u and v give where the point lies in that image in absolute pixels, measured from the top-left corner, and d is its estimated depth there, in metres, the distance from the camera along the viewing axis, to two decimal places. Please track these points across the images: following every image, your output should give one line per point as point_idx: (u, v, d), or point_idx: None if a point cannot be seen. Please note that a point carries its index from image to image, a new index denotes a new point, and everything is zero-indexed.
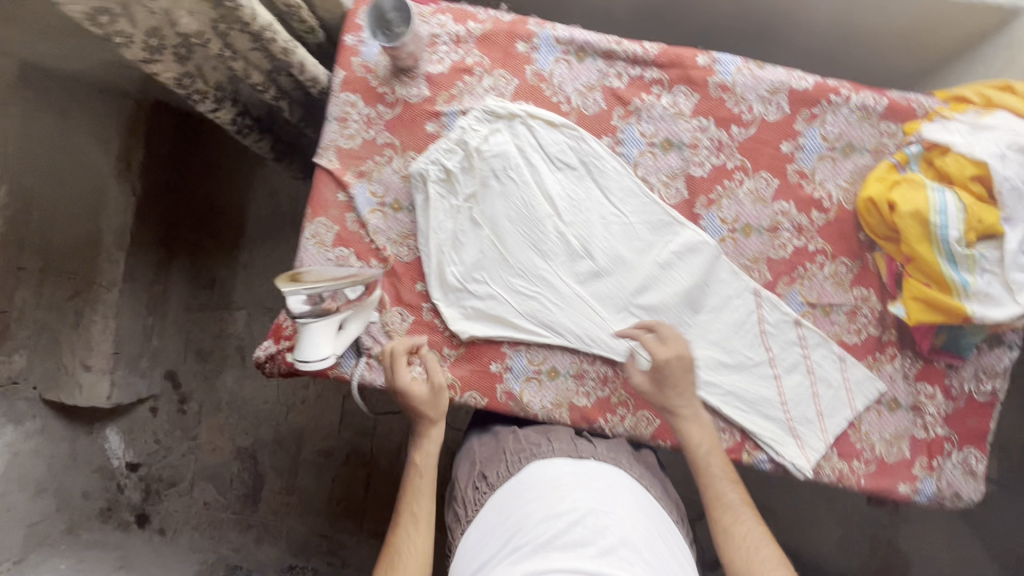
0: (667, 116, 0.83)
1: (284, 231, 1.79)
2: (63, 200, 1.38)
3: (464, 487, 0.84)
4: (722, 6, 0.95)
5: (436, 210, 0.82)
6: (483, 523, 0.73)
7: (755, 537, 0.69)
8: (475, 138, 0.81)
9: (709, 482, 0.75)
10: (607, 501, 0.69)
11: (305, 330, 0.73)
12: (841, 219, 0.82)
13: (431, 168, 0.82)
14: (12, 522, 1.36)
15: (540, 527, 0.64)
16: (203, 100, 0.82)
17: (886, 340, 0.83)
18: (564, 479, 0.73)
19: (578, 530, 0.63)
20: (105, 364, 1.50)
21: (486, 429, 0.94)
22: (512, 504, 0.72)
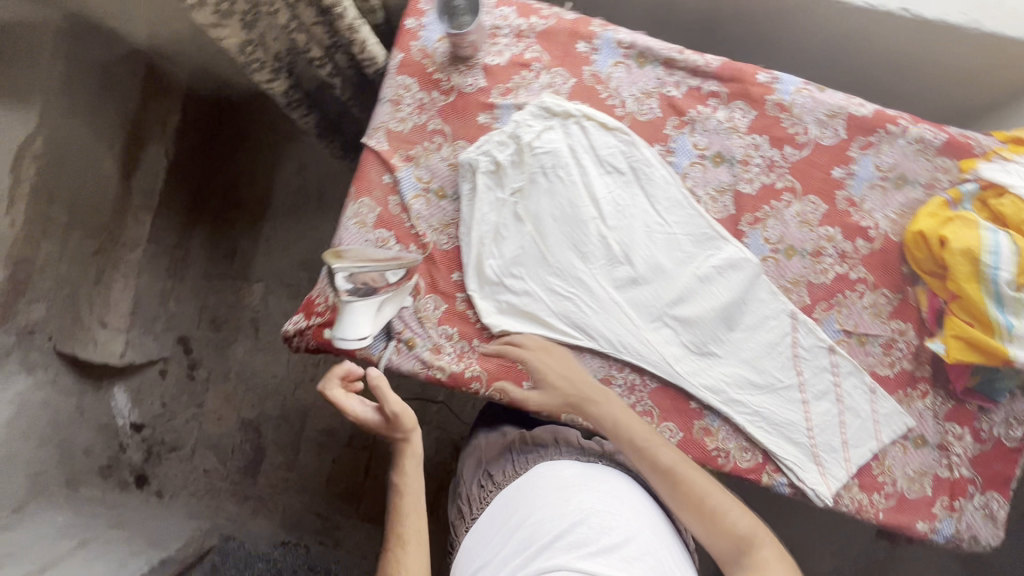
0: (722, 130, 0.82)
1: (310, 208, 1.79)
2: (96, 155, 1.36)
3: (470, 484, 0.93)
4: (785, 23, 0.95)
5: (481, 202, 0.82)
6: (496, 514, 0.82)
7: (710, 489, 0.73)
8: (528, 133, 0.81)
9: (641, 449, 0.77)
10: (611, 501, 0.76)
11: (347, 309, 0.73)
12: (886, 251, 0.81)
13: (482, 158, 0.81)
14: (18, 469, 1.34)
15: (547, 525, 0.73)
16: (261, 70, 0.82)
17: (919, 376, 0.82)
18: (571, 478, 0.81)
19: (581, 531, 0.71)
20: (121, 323, 1.54)
21: (494, 428, 1.02)
22: (521, 499, 0.80)
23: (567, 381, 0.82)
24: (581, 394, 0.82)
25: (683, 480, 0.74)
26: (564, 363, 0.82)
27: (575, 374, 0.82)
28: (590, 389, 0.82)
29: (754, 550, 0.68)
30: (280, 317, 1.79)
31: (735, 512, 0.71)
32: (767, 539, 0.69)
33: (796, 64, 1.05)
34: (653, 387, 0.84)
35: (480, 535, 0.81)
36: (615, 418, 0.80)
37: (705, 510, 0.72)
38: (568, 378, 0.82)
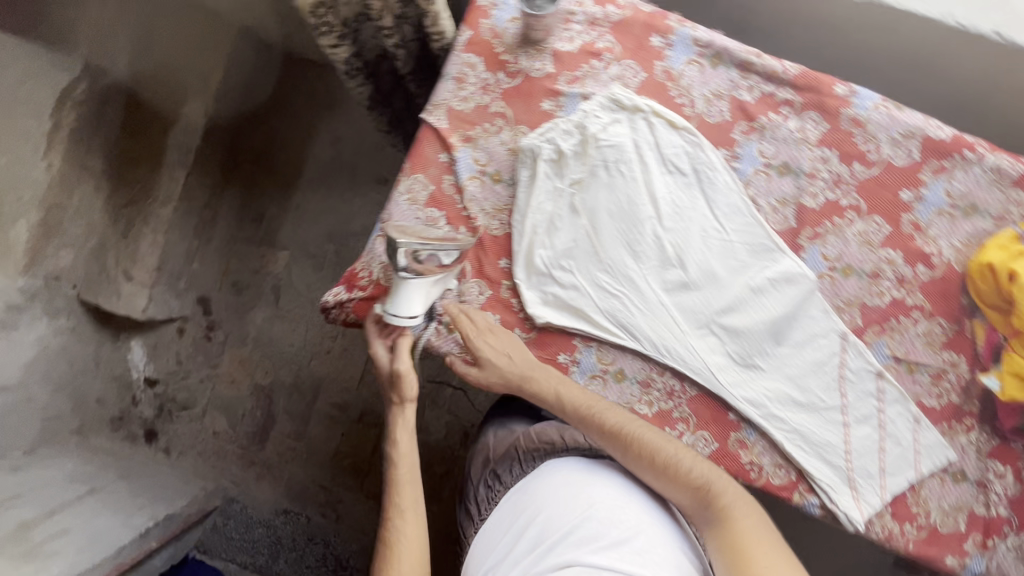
0: (792, 140, 0.80)
1: (342, 181, 1.74)
2: (136, 107, 1.42)
3: (477, 485, 0.97)
4: (872, 29, 0.93)
5: (539, 190, 0.81)
6: (505, 506, 0.85)
7: (667, 446, 0.80)
8: (595, 125, 0.79)
9: (590, 419, 0.80)
10: (615, 493, 0.80)
11: (404, 285, 0.75)
12: (946, 280, 0.80)
13: (545, 146, 0.80)
14: (31, 411, 1.40)
15: (558, 522, 0.77)
16: (328, 34, 0.83)
17: (966, 410, 0.81)
18: (573, 471, 0.83)
19: (590, 527, 0.75)
20: (146, 278, 1.53)
21: (502, 424, 1.03)
22: (528, 493, 0.83)
23: (508, 357, 0.81)
24: (521, 370, 0.82)
25: (639, 444, 0.79)
26: (507, 339, 0.82)
27: (520, 350, 0.82)
28: (529, 363, 0.82)
29: (719, 497, 0.78)
30: (301, 287, 1.75)
31: (692, 462, 0.79)
32: (728, 486, 0.79)
33: (874, 76, 1.02)
34: (691, 394, 0.83)
35: (490, 528, 0.84)
36: (557, 391, 0.81)
37: (664, 467, 0.79)
38: (508, 352, 0.81)
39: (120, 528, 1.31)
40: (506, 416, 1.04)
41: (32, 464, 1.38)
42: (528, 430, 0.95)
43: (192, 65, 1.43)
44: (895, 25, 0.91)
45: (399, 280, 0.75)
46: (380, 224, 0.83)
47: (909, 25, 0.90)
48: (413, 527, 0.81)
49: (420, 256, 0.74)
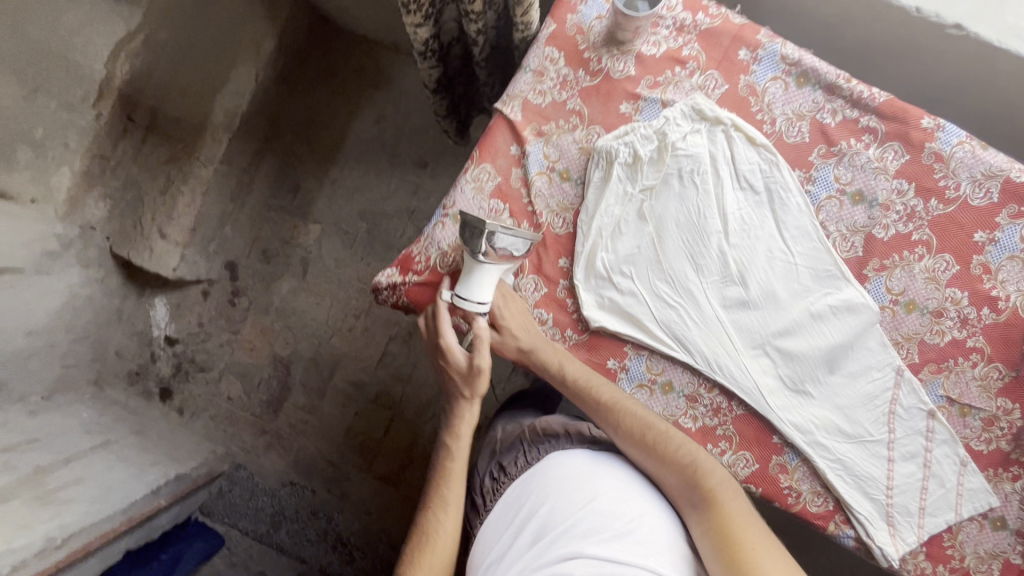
0: (869, 168, 0.79)
1: (381, 160, 1.73)
2: (186, 69, 1.38)
3: (483, 477, 0.91)
4: (956, 58, 0.92)
5: (609, 194, 0.80)
6: (508, 500, 0.80)
7: (657, 423, 0.80)
8: (675, 133, 0.79)
9: (581, 389, 0.81)
10: (620, 488, 0.75)
11: (479, 269, 0.75)
12: (1010, 325, 0.78)
13: (621, 149, 0.79)
14: (52, 358, 1.41)
15: (559, 513, 0.71)
16: (415, 12, 0.80)
17: (1014, 458, 0.80)
18: (575, 462, 0.79)
19: (593, 518, 0.70)
20: (179, 238, 1.53)
21: (512, 419, 1.00)
22: (531, 486, 0.78)
23: (518, 327, 0.82)
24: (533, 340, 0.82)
25: (627, 416, 0.79)
26: (521, 308, 0.82)
27: (528, 321, 0.82)
28: (535, 334, 0.82)
29: (706, 477, 0.76)
30: (330, 262, 1.74)
31: (680, 440, 0.79)
32: (716, 468, 0.77)
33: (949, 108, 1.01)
34: (738, 413, 0.82)
35: (493, 524, 0.79)
36: (561, 363, 0.81)
37: (651, 443, 0.79)
38: (519, 322, 0.82)
39: (133, 485, 1.33)
40: (515, 412, 1.03)
41: (49, 410, 1.40)
42: (534, 421, 0.90)
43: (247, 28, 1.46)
44: (984, 58, 0.90)
45: (474, 263, 0.75)
46: (440, 210, 0.83)
47: (999, 59, 0.89)
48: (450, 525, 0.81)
49: (497, 243, 0.73)
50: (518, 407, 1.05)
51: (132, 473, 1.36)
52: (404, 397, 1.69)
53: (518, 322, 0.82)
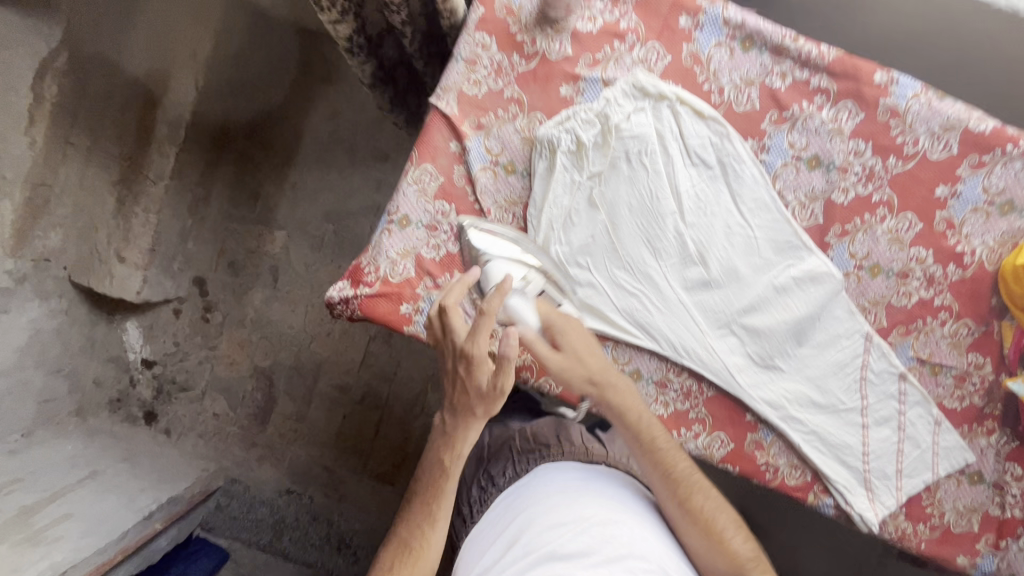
0: (824, 131, 0.77)
1: (340, 158, 1.66)
2: (121, 75, 1.33)
3: (471, 485, 0.88)
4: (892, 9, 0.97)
5: (557, 181, 0.76)
6: (494, 511, 0.79)
7: (719, 514, 0.76)
8: (617, 114, 0.75)
9: (658, 456, 0.76)
10: (607, 506, 0.74)
11: (487, 267, 0.75)
12: (976, 279, 0.77)
13: (563, 136, 0.76)
14: (28, 394, 1.37)
15: (549, 533, 0.69)
16: (330, 9, 0.77)
17: (987, 413, 0.79)
18: (571, 484, 0.77)
19: (585, 542, 0.68)
20: (139, 259, 1.47)
21: (499, 422, 0.97)
22: (521, 504, 0.76)
23: (579, 354, 0.74)
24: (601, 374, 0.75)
25: (697, 498, 0.76)
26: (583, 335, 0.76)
27: (586, 348, 0.75)
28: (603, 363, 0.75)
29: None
30: (300, 267, 1.68)
31: (738, 540, 0.75)
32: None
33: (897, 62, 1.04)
34: (709, 395, 0.80)
35: (477, 540, 0.77)
36: (624, 406, 0.75)
37: (709, 533, 0.74)
38: (578, 348, 0.75)
39: (124, 513, 1.28)
40: (503, 413, 0.99)
41: (32, 446, 1.36)
42: (523, 429, 0.90)
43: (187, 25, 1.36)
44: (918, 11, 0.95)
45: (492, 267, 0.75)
46: (386, 216, 0.80)
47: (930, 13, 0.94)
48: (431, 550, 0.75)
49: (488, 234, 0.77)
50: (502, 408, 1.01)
51: (122, 501, 1.31)
52: (392, 395, 1.68)
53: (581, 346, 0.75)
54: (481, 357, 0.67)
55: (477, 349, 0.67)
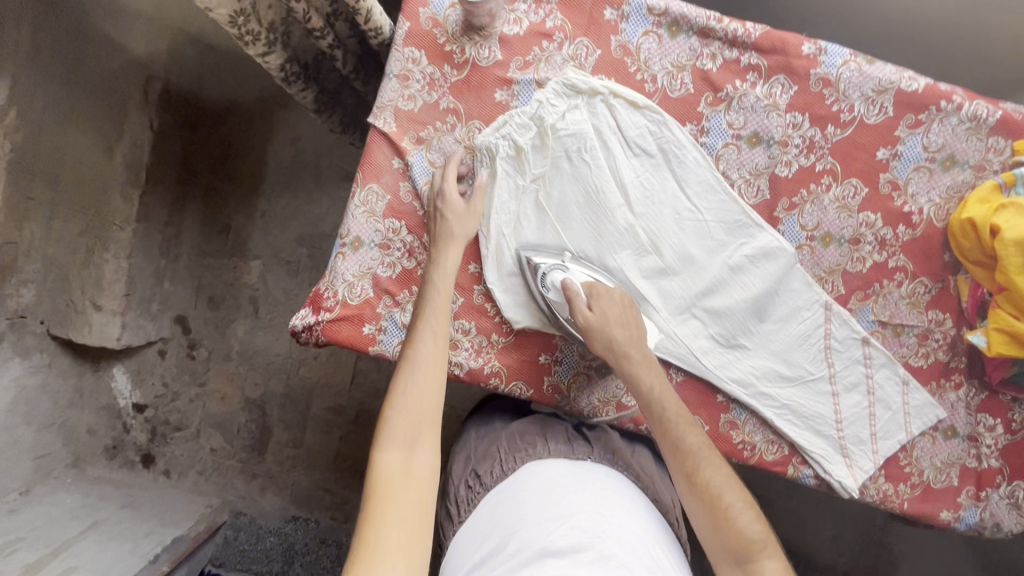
0: (760, 108, 0.77)
1: (307, 181, 1.61)
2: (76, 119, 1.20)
3: (457, 485, 0.82)
4: None
5: (500, 183, 0.77)
6: (481, 516, 0.73)
7: (726, 483, 0.66)
8: (552, 115, 0.75)
9: (666, 428, 0.70)
10: (595, 504, 0.68)
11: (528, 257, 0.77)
12: (927, 237, 0.78)
13: (501, 143, 0.76)
14: (17, 453, 1.27)
15: (534, 533, 0.63)
16: (255, 43, 0.78)
17: (953, 367, 0.80)
18: (556, 486, 0.71)
19: (573, 538, 0.61)
20: (116, 305, 1.38)
21: (485, 423, 0.93)
22: (505, 509, 0.70)
23: (617, 321, 0.74)
24: (637, 345, 0.74)
25: (704, 468, 0.67)
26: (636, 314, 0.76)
27: (635, 325, 0.75)
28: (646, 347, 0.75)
29: (761, 556, 0.61)
30: (280, 294, 1.64)
31: (747, 511, 0.64)
32: (773, 549, 0.62)
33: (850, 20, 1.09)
34: (678, 380, 0.80)
35: (461, 553, 0.70)
36: (647, 381, 0.72)
37: (715, 506, 0.65)
38: (624, 320, 0.74)
39: (128, 560, 1.17)
40: (490, 410, 0.96)
41: (30, 503, 1.28)
42: (510, 429, 0.86)
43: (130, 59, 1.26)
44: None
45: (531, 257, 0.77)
46: (337, 241, 0.79)
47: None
48: (435, 381, 0.67)
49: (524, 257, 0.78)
50: (492, 407, 0.97)
51: (126, 548, 1.22)
52: None
53: (630, 318, 0.75)
54: (447, 189, 0.75)
55: (445, 184, 0.75)
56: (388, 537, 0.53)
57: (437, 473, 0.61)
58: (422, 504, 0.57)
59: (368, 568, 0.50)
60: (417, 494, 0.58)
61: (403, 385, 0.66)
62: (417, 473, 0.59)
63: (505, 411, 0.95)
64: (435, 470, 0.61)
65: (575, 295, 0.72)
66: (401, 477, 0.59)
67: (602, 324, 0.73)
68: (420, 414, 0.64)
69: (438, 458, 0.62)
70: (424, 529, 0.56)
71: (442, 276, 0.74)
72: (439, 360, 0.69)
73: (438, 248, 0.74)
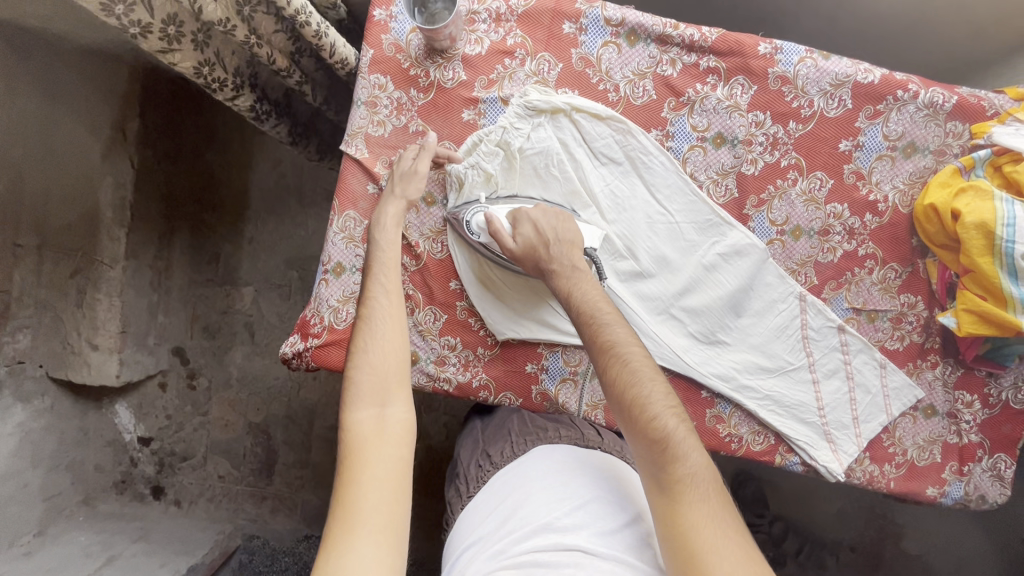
0: (722, 109, 0.79)
1: (292, 206, 1.60)
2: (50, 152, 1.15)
3: (467, 465, 0.78)
4: None
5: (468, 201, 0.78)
6: (488, 490, 0.69)
7: (641, 376, 0.58)
8: (517, 138, 0.77)
9: (587, 328, 0.64)
10: (604, 480, 0.64)
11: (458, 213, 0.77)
12: (894, 224, 0.80)
13: (470, 172, 0.77)
14: (29, 496, 1.24)
15: (542, 507, 0.60)
16: (223, 89, 0.81)
17: (928, 347, 0.83)
18: (569, 459, 0.67)
19: (582, 512, 0.58)
20: (112, 343, 1.35)
21: (489, 412, 0.88)
22: (512, 482, 0.66)
23: (541, 241, 0.72)
24: (562, 260, 0.71)
25: (614, 365, 0.59)
26: (566, 225, 0.74)
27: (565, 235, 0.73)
28: (575, 259, 0.71)
29: (677, 455, 0.53)
30: (274, 318, 1.63)
31: (663, 404, 0.56)
32: (696, 447, 0.54)
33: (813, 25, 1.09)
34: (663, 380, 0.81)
35: (465, 521, 0.67)
36: (569, 289, 0.68)
37: (625, 404, 0.57)
38: (551, 240, 0.72)
39: None
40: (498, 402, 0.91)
41: (46, 544, 1.23)
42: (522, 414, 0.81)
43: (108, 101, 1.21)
44: None
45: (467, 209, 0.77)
46: (320, 268, 0.81)
47: None
48: (395, 332, 0.66)
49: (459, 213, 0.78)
50: None
51: None
52: None
53: (559, 238, 0.72)
54: (404, 157, 0.77)
55: (404, 157, 0.77)
56: (366, 499, 0.52)
57: (413, 424, 0.60)
58: (399, 459, 0.57)
59: (346, 531, 0.50)
60: (392, 452, 0.57)
61: (364, 342, 0.64)
62: (389, 428, 0.58)
63: None
64: (410, 421, 0.60)
65: (498, 229, 0.73)
66: (374, 435, 0.58)
67: (526, 250, 0.72)
68: (384, 368, 0.63)
69: (411, 410, 0.61)
70: (404, 484, 0.55)
71: (386, 235, 0.73)
72: (398, 312, 0.67)
73: (380, 208, 0.75)
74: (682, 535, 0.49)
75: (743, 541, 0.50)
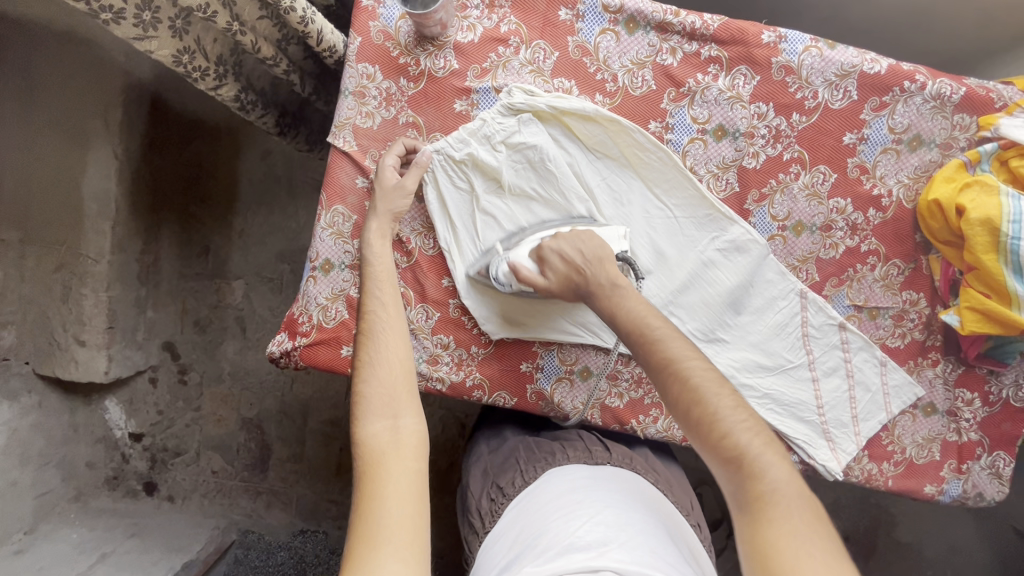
0: (723, 100, 0.76)
1: (281, 197, 1.53)
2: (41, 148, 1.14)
3: (478, 498, 0.75)
4: None
5: (435, 204, 0.77)
6: (504, 520, 0.67)
7: (707, 390, 0.54)
8: (500, 137, 0.75)
9: (642, 345, 0.60)
10: (619, 499, 0.62)
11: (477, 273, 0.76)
12: (897, 219, 0.79)
13: (455, 174, 0.76)
14: (18, 495, 1.21)
15: (562, 529, 0.56)
16: (205, 78, 0.78)
17: (930, 345, 0.82)
18: (580, 485, 0.65)
19: (602, 528, 0.55)
20: (101, 339, 1.29)
21: (496, 434, 0.87)
22: (529, 511, 0.64)
23: (575, 268, 0.68)
24: (601, 279, 0.66)
25: (674, 379, 0.56)
26: (593, 242, 0.69)
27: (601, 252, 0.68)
28: (612, 275, 0.66)
29: (756, 472, 0.50)
30: (265, 313, 1.56)
31: (735, 418, 0.53)
32: (777, 461, 0.50)
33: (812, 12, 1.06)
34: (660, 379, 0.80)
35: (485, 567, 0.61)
36: (614, 308, 0.63)
37: (692, 419, 0.54)
38: (584, 262, 0.67)
39: None
40: (500, 422, 0.90)
41: (38, 543, 1.21)
42: (527, 441, 0.80)
43: (101, 91, 1.14)
44: None
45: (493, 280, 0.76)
46: (308, 264, 0.78)
47: None
48: (398, 346, 0.65)
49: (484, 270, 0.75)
50: (500, 416, 0.92)
51: None
52: None
53: (591, 258, 0.67)
54: (384, 163, 0.74)
55: (385, 159, 0.74)
56: (389, 516, 0.50)
57: (426, 435, 0.58)
58: (417, 472, 0.55)
59: (371, 545, 0.48)
60: (410, 464, 0.55)
61: (371, 358, 0.63)
62: (405, 439, 0.57)
63: (516, 421, 0.88)
64: (424, 433, 0.59)
65: (524, 272, 0.70)
66: (391, 447, 0.56)
67: (562, 284, 0.69)
68: (393, 381, 0.61)
69: (423, 420, 0.60)
70: (423, 496, 0.54)
71: (374, 244, 0.72)
72: (400, 327, 0.66)
73: (367, 225, 0.73)
74: (770, 563, 0.44)
75: (841, 559, 0.45)
